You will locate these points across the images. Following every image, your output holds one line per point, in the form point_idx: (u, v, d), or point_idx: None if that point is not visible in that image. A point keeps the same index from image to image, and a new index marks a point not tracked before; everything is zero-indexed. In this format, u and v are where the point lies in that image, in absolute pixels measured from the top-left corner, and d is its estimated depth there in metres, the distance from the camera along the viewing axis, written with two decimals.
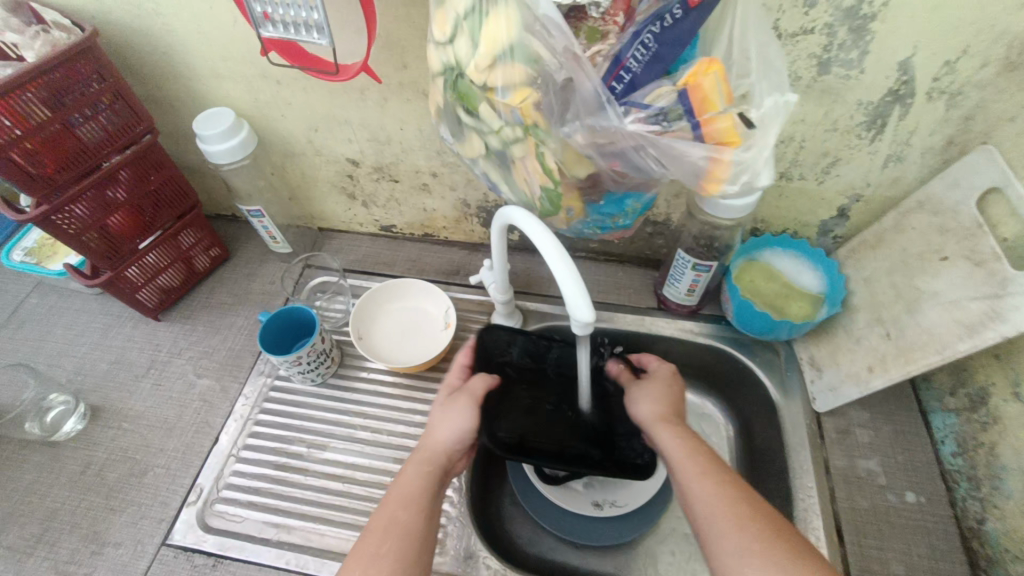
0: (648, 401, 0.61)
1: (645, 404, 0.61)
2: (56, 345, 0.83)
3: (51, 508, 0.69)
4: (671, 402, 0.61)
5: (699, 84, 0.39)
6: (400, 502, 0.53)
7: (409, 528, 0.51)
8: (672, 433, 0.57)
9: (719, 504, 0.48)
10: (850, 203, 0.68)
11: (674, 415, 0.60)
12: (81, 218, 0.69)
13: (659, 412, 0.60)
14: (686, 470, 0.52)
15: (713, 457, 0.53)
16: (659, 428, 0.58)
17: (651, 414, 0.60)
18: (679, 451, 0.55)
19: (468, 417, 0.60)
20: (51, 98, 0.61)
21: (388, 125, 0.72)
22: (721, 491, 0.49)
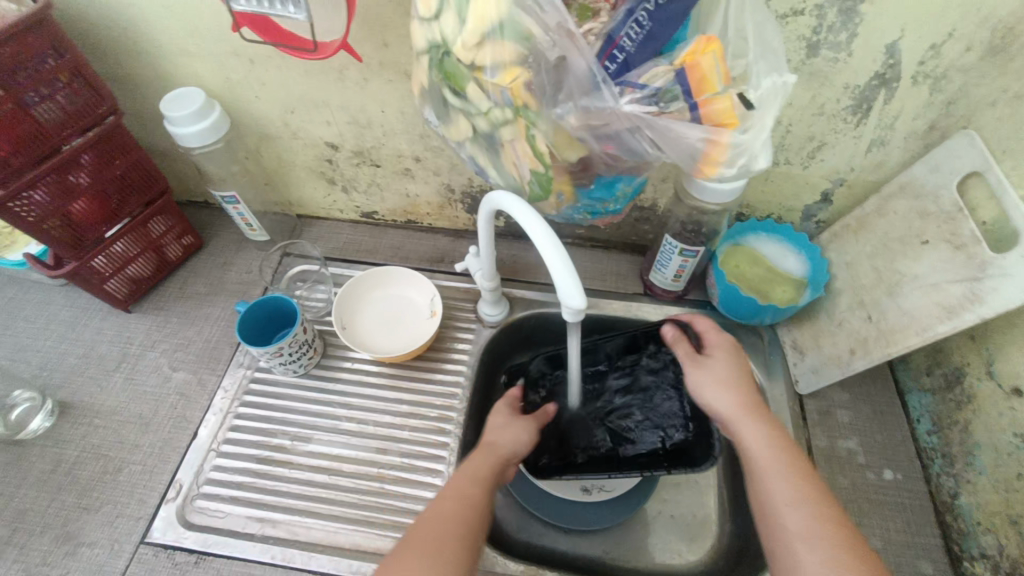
0: (723, 388, 0.58)
1: (722, 393, 0.58)
2: (18, 339, 0.79)
3: (19, 510, 0.66)
4: (743, 388, 0.58)
5: (697, 64, 0.38)
6: (471, 480, 0.56)
7: (471, 503, 0.53)
8: (757, 427, 0.55)
9: (804, 513, 0.48)
10: (834, 187, 0.68)
11: (754, 404, 0.57)
12: (41, 205, 0.65)
13: (737, 404, 0.57)
14: (775, 464, 0.51)
15: (801, 464, 0.52)
16: (744, 421, 0.55)
17: (730, 407, 0.57)
18: (760, 447, 0.53)
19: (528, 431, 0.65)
20: (2, 75, 0.57)
21: (369, 107, 0.69)
22: (807, 504, 0.48)
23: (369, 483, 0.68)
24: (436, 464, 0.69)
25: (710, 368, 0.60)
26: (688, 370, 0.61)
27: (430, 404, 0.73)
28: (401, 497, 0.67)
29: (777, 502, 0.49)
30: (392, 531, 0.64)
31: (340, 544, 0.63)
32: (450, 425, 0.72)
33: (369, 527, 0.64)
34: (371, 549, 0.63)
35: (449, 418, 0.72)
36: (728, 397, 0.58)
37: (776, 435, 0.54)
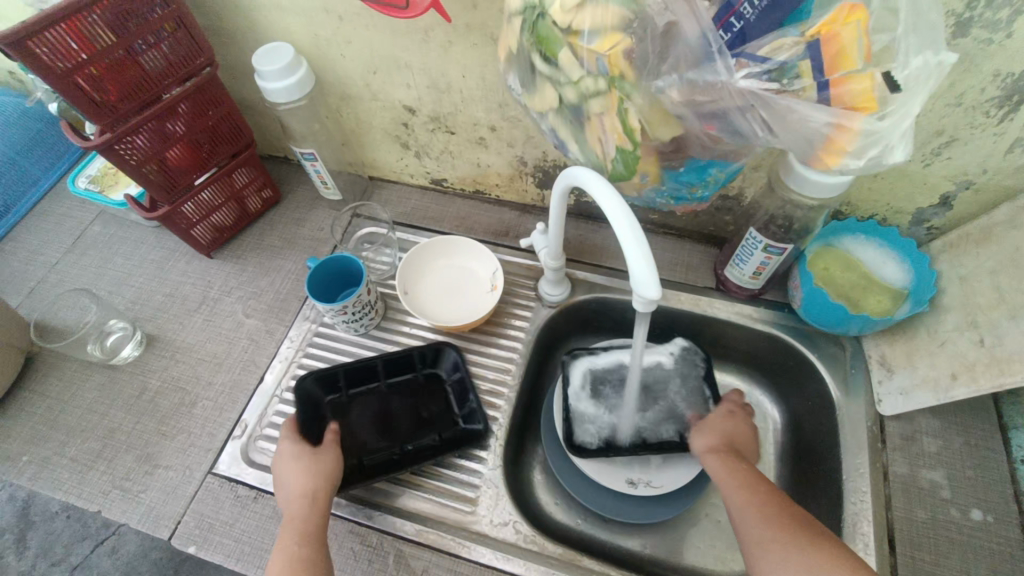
0: (705, 434, 0.64)
1: (701, 438, 0.64)
2: (116, 273, 0.86)
3: (109, 428, 0.73)
4: (727, 435, 0.64)
5: (836, 35, 0.33)
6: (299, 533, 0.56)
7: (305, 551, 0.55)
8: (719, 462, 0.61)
9: (753, 515, 0.54)
10: (958, 190, 0.60)
11: (727, 446, 0.63)
12: (141, 149, 0.69)
13: (713, 446, 0.63)
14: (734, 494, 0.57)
15: (754, 475, 0.58)
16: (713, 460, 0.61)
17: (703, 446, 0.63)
18: (726, 480, 0.58)
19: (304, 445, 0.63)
20: (115, 22, 0.60)
21: (450, 71, 0.68)
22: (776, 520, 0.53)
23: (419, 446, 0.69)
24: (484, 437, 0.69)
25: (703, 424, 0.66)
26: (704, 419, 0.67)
27: (483, 376, 0.73)
28: (448, 465, 0.68)
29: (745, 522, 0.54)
30: (437, 496, 0.66)
31: (387, 501, 0.66)
32: (500, 401, 0.71)
33: (416, 489, 0.66)
34: (416, 510, 0.65)
35: (500, 393, 0.72)
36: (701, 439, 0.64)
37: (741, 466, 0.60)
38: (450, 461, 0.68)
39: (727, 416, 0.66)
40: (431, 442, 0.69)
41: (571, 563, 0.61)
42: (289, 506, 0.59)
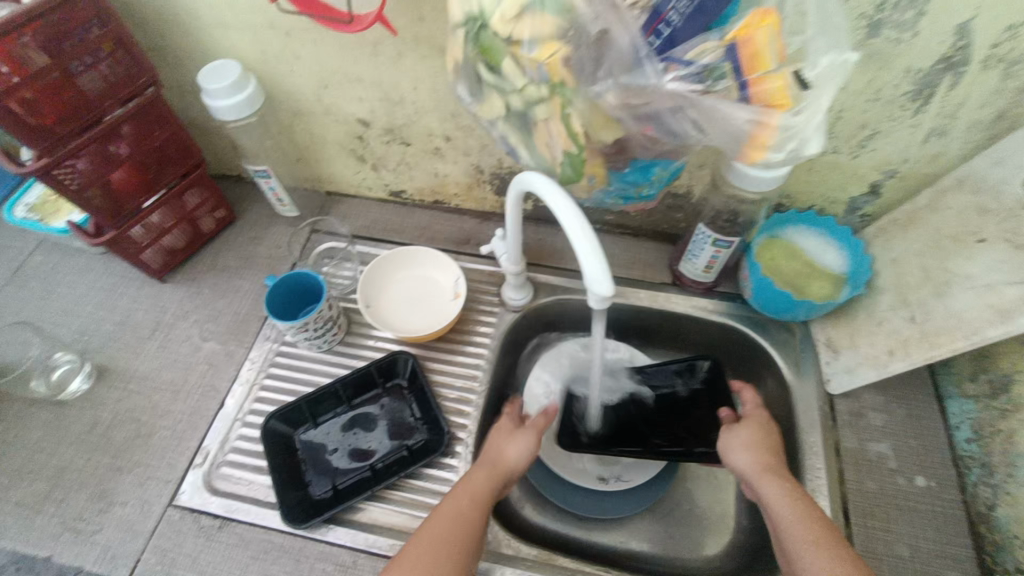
0: (749, 450, 0.59)
1: (743, 456, 0.59)
2: (61, 304, 0.82)
3: (59, 466, 0.69)
4: (769, 449, 0.59)
5: (750, 38, 0.36)
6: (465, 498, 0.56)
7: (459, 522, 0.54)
8: (777, 486, 0.55)
9: (813, 545, 0.49)
10: (883, 179, 0.64)
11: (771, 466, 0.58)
12: (83, 174, 0.67)
13: (756, 466, 0.58)
14: (794, 525, 0.51)
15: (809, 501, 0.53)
16: (765, 481, 0.56)
17: (753, 466, 0.58)
18: (782, 506, 0.53)
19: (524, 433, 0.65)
20: (49, 44, 0.58)
21: (401, 83, 0.68)
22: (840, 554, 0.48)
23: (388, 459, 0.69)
24: (454, 445, 0.69)
25: (742, 431, 0.61)
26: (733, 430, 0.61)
27: (451, 384, 0.73)
28: (419, 476, 0.67)
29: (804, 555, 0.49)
30: (409, 508, 0.65)
31: (359, 518, 0.65)
32: (469, 407, 0.72)
33: (387, 503, 0.66)
34: (388, 524, 0.64)
35: (469, 400, 0.72)
36: (746, 454, 0.59)
37: (796, 492, 0.54)
38: (420, 472, 0.68)
39: (762, 425, 0.62)
40: (399, 455, 0.69)
41: (547, 563, 0.61)
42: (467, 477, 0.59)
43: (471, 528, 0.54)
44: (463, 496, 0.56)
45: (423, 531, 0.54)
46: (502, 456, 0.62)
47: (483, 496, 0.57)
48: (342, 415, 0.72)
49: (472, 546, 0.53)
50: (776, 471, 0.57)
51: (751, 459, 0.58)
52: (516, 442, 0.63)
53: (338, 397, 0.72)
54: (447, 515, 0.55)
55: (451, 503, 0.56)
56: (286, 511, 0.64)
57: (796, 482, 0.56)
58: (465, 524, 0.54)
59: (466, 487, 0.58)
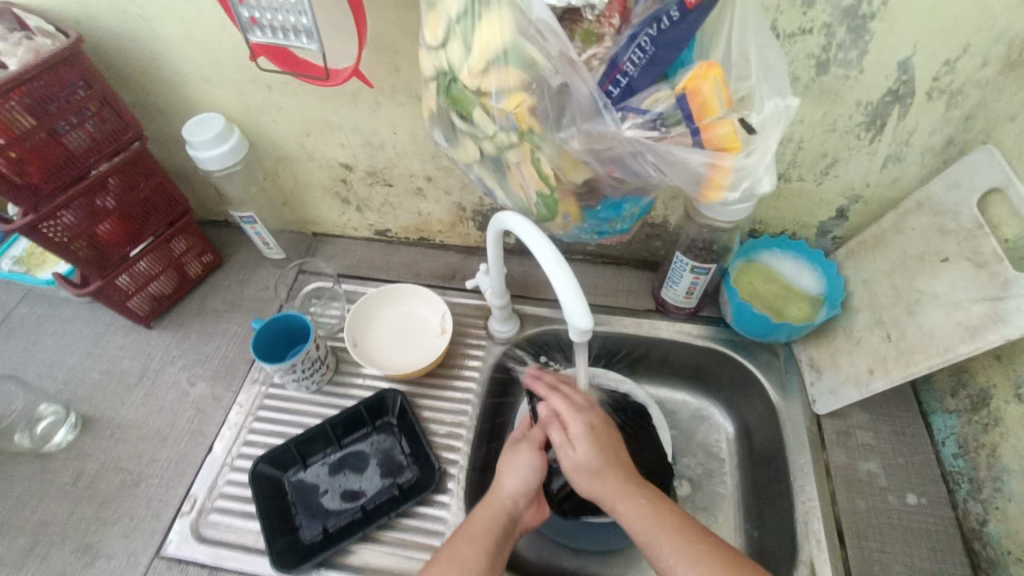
0: (586, 467, 0.58)
1: (583, 451, 0.58)
2: (46, 353, 0.82)
3: (41, 522, 0.67)
4: (616, 461, 0.58)
5: (699, 88, 0.38)
6: (466, 539, 0.56)
7: (471, 566, 0.54)
8: (631, 503, 0.56)
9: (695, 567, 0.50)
10: (850, 203, 0.67)
11: (614, 469, 0.58)
12: (69, 226, 0.68)
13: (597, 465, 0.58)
14: (653, 540, 0.53)
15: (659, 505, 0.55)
16: (615, 496, 0.56)
17: (608, 489, 0.57)
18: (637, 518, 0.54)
19: (534, 466, 0.62)
20: (35, 106, 0.60)
21: (381, 129, 0.71)
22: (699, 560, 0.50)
23: (382, 499, 0.68)
24: (445, 481, 0.69)
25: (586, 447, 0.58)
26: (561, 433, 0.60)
27: (441, 420, 0.73)
28: (409, 514, 0.67)
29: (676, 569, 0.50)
30: (402, 548, 0.64)
31: (350, 562, 0.64)
32: (459, 442, 0.71)
33: (378, 543, 0.65)
34: (381, 567, 0.63)
35: (459, 435, 0.72)
36: (586, 455, 0.58)
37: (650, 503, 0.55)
38: (412, 511, 0.67)
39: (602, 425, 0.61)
40: (390, 494, 0.68)
41: None
42: (476, 515, 0.59)
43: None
44: (468, 543, 0.56)
45: None
46: (507, 487, 0.61)
47: (480, 535, 0.57)
48: (332, 456, 0.72)
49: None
50: (625, 483, 0.57)
51: (592, 452, 0.58)
52: (518, 462, 0.62)
53: (329, 437, 0.71)
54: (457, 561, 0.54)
55: (460, 547, 0.56)
56: (276, 556, 0.62)
57: (649, 489, 0.57)
58: (463, 570, 0.54)
59: (467, 529, 0.57)
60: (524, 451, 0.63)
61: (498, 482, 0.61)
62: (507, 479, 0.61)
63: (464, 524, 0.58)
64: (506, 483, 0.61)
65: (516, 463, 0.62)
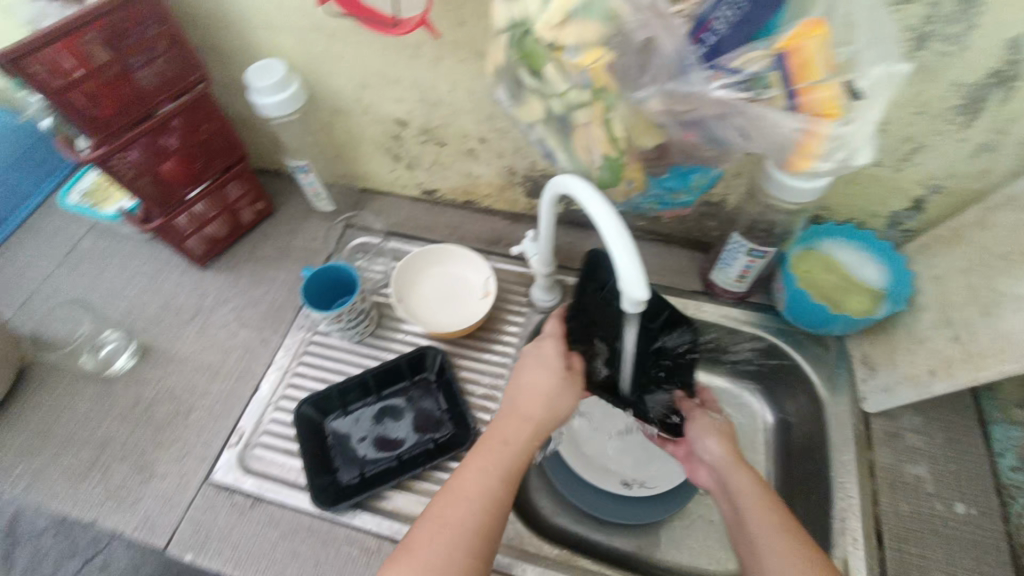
0: (720, 439, 0.64)
1: (714, 442, 0.64)
2: (110, 284, 0.86)
3: (104, 438, 0.72)
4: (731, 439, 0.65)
5: (800, 47, 0.36)
6: (497, 448, 0.56)
7: (501, 476, 0.55)
8: (741, 477, 0.60)
9: (777, 539, 0.53)
10: (928, 194, 0.63)
11: (740, 454, 0.63)
12: (135, 164, 0.70)
13: (724, 448, 0.64)
14: (750, 510, 0.57)
15: (756, 480, 0.59)
16: (732, 469, 0.61)
17: (726, 458, 0.63)
18: (745, 491, 0.58)
19: (565, 394, 0.61)
20: (111, 40, 0.61)
21: (439, 85, 0.69)
22: (785, 532, 0.54)
23: (417, 451, 0.70)
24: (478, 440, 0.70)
25: (699, 420, 0.66)
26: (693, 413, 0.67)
27: (478, 381, 0.74)
28: (441, 468, 0.68)
29: (765, 545, 0.53)
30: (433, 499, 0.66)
31: (384, 506, 0.66)
32: (495, 404, 0.72)
33: (412, 492, 0.67)
34: (413, 513, 0.65)
35: (495, 398, 0.73)
36: (721, 445, 0.64)
37: (755, 481, 0.59)
38: (444, 465, 0.68)
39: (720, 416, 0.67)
40: (425, 448, 0.70)
41: (568, 563, 0.62)
42: (503, 426, 0.58)
43: (495, 483, 0.54)
44: (486, 469, 0.55)
45: (449, 488, 0.54)
46: (545, 411, 0.59)
47: (510, 444, 0.57)
48: (371, 405, 0.74)
49: (492, 519, 0.53)
50: (739, 460, 0.62)
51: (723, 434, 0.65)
52: (552, 389, 0.60)
53: (369, 388, 0.73)
54: (472, 493, 0.53)
55: (474, 476, 0.54)
56: (315, 492, 0.65)
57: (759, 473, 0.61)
58: (492, 478, 0.54)
59: (488, 452, 0.56)
60: (547, 349, 0.63)
61: (531, 395, 0.60)
62: (538, 399, 0.59)
63: (492, 434, 0.58)
64: (541, 402, 0.59)
65: (542, 383, 0.60)
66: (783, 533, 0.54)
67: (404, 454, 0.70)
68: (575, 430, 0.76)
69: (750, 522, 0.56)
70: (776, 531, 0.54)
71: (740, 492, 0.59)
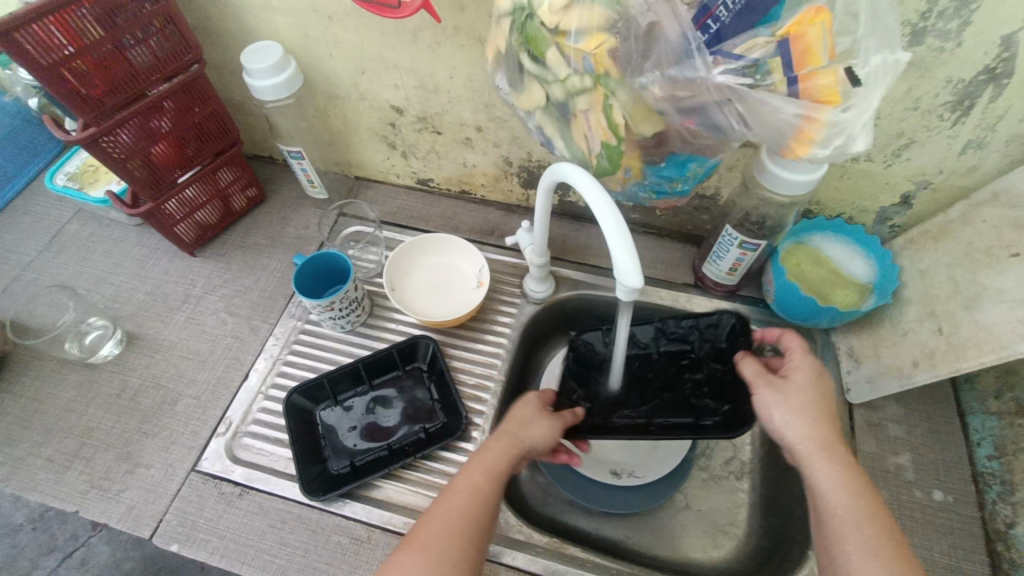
0: (799, 418, 0.54)
1: (801, 421, 0.53)
2: (95, 270, 0.84)
3: (87, 427, 0.71)
4: (826, 415, 0.54)
5: (803, 34, 0.37)
6: (480, 475, 0.52)
7: (479, 510, 0.50)
8: (827, 467, 0.51)
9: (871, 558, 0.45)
10: (917, 189, 0.64)
11: (833, 438, 0.53)
12: (125, 145, 0.69)
13: (810, 431, 0.53)
14: (845, 518, 0.48)
15: (854, 473, 0.50)
16: (813, 455, 0.52)
17: (813, 441, 0.52)
18: (833, 488, 0.49)
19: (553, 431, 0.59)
20: (105, 17, 0.60)
21: (438, 72, 0.69)
22: (876, 548, 0.46)
23: (409, 440, 0.70)
24: (469, 430, 0.70)
25: (789, 396, 0.55)
26: (759, 390, 0.57)
27: (470, 371, 0.74)
28: (433, 457, 0.68)
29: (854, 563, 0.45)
30: (424, 488, 0.66)
31: (374, 495, 0.66)
32: (487, 395, 0.72)
33: (402, 481, 0.67)
34: (401, 503, 0.65)
35: (487, 388, 0.73)
36: (803, 425, 0.53)
37: (853, 476, 0.50)
38: (435, 454, 0.69)
39: (811, 382, 0.56)
40: (416, 437, 0.70)
41: (557, 550, 0.62)
42: (486, 449, 0.55)
43: (476, 519, 0.50)
44: (476, 474, 0.52)
45: (427, 517, 0.50)
46: (526, 432, 0.57)
47: (494, 469, 0.53)
48: (363, 395, 0.74)
49: (480, 524, 0.49)
50: (832, 444, 0.52)
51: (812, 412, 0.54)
52: (537, 425, 0.59)
53: (360, 377, 0.73)
54: (461, 496, 0.51)
55: (463, 482, 0.52)
56: (305, 481, 0.65)
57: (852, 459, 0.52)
58: (472, 509, 0.50)
59: (471, 471, 0.53)
60: (530, 399, 0.62)
61: (518, 431, 0.57)
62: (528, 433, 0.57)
63: (476, 458, 0.54)
64: (531, 434, 0.57)
65: (523, 414, 0.60)
66: (882, 549, 0.46)
67: (394, 444, 0.70)
68: None
69: (842, 533, 0.47)
70: (870, 550, 0.46)
71: (820, 482, 0.50)
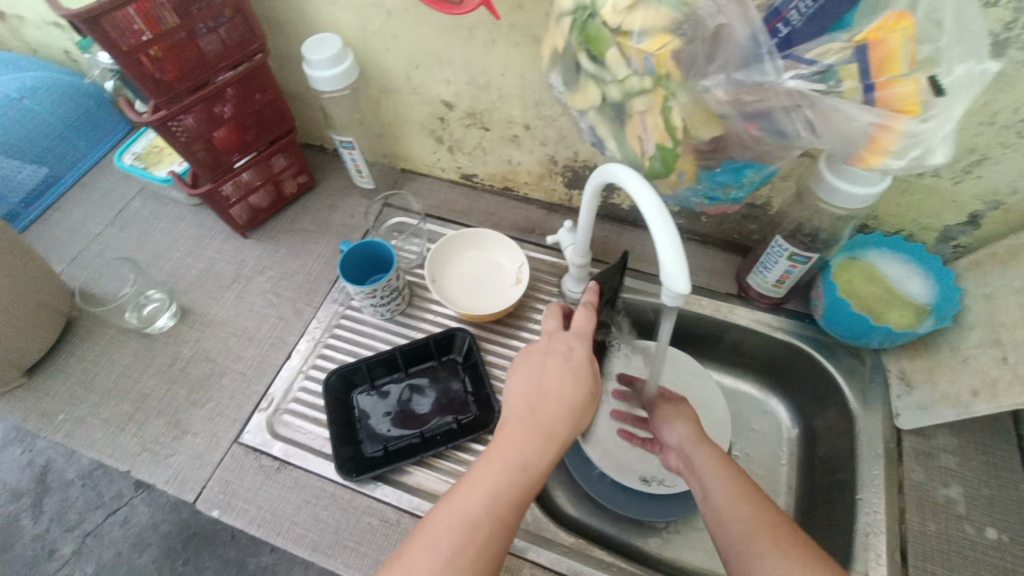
0: (678, 424, 0.64)
1: (679, 427, 0.64)
2: (156, 245, 0.89)
3: (141, 393, 0.75)
4: (693, 419, 0.64)
5: (883, 41, 0.36)
6: (513, 450, 0.50)
7: (513, 482, 0.49)
8: (706, 451, 0.59)
9: (742, 510, 0.52)
10: (986, 209, 0.61)
11: (704, 433, 0.62)
12: (190, 129, 0.72)
13: (688, 432, 0.63)
14: (723, 490, 0.54)
15: (718, 455, 0.58)
16: (693, 446, 0.60)
17: (687, 438, 0.62)
18: (711, 470, 0.56)
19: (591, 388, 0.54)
20: (180, 6, 0.63)
21: (490, 69, 0.70)
22: (746, 502, 0.52)
23: (442, 430, 0.71)
24: None
25: (671, 410, 0.66)
26: (658, 411, 0.67)
27: (504, 367, 0.74)
28: (463, 448, 0.69)
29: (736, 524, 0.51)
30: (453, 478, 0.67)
31: (405, 481, 0.67)
32: None
33: (433, 470, 0.68)
34: (433, 491, 0.66)
35: None
36: (681, 429, 0.63)
37: (719, 458, 0.58)
38: (466, 445, 0.69)
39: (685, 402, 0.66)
40: (448, 427, 0.71)
41: (582, 552, 0.62)
42: (523, 421, 0.52)
43: (508, 492, 0.48)
44: (503, 461, 0.49)
45: (461, 486, 0.49)
46: (564, 400, 0.53)
47: (526, 444, 0.50)
48: (398, 382, 0.75)
49: (504, 517, 0.47)
50: (701, 438, 0.61)
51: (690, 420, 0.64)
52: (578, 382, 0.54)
53: (397, 364, 0.75)
54: (483, 486, 0.48)
55: (491, 467, 0.49)
56: (340, 461, 0.67)
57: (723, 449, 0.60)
58: (504, 483, 0.49)
59: (508, 448, 0.50)
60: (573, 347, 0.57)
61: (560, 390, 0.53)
62: (561, 393, 0.53)
63: (510, 430, 0.51)
64: (570, 398, 0.53)
65: (561, 372, 0.54)
66: (754, 508, 0.52)
67: (427, 432, 0.71)
68: (595, 423, 0.75)
69: (721, 498, 0.54)
70: (743, 505, 0.52)
71: (705, 466, 0.57)
